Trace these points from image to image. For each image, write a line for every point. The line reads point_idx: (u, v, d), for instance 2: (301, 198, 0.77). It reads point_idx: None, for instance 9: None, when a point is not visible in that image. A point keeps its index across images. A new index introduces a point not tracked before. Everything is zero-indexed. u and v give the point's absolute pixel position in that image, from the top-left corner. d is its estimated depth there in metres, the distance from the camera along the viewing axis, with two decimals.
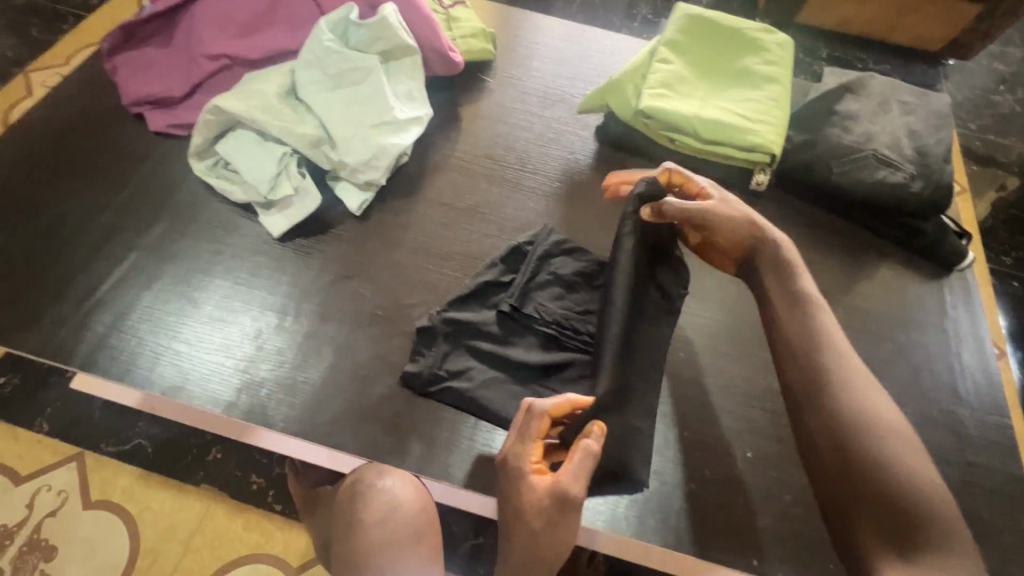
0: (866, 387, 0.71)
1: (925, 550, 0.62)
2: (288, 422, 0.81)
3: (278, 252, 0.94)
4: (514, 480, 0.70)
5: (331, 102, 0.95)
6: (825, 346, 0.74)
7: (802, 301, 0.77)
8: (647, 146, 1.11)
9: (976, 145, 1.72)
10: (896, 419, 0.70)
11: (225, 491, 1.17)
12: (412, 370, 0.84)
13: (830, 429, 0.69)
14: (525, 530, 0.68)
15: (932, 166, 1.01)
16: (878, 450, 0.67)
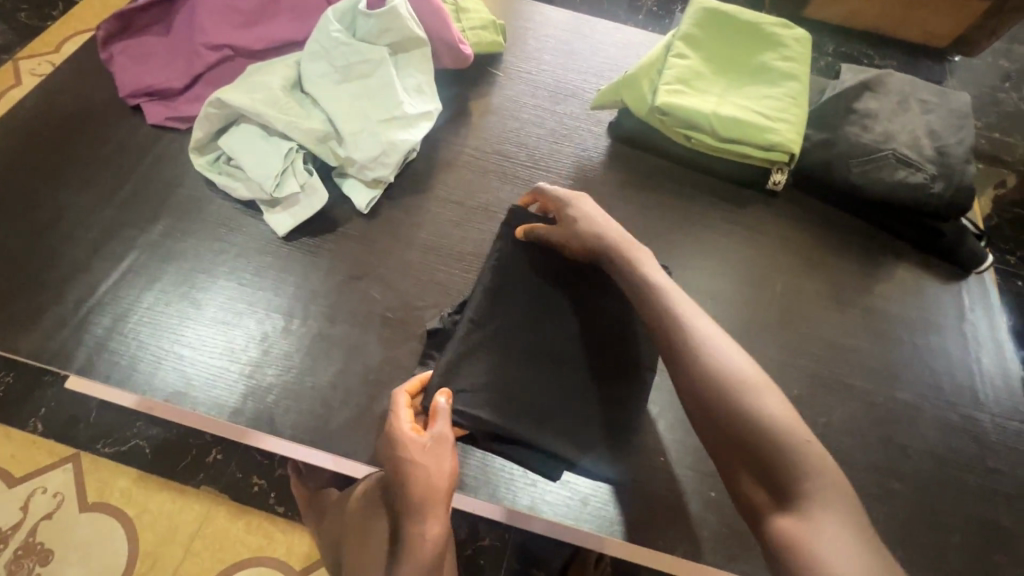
0: (721, 344, 0.64)
1: (813, 500, 0.55)
2: (296, 428, 0.78)
3: (284, 251, 0.91)
4: (389, 444, 0.67)
5: (339, 96, 0.91)
6: (674, 314, 0.67)
7: (643, 277, 0.72)
8: (660, 143, 1.09)
9: (981, 143, 1.71)
10: (751, 366, 0.62)
11: (226, 493, 1.14)
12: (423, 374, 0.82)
13: (694, 403, 0.63)
14: (418, 474, 0.64)
15: (953, 166, 0.99)
16: (742, 407, 0.59)
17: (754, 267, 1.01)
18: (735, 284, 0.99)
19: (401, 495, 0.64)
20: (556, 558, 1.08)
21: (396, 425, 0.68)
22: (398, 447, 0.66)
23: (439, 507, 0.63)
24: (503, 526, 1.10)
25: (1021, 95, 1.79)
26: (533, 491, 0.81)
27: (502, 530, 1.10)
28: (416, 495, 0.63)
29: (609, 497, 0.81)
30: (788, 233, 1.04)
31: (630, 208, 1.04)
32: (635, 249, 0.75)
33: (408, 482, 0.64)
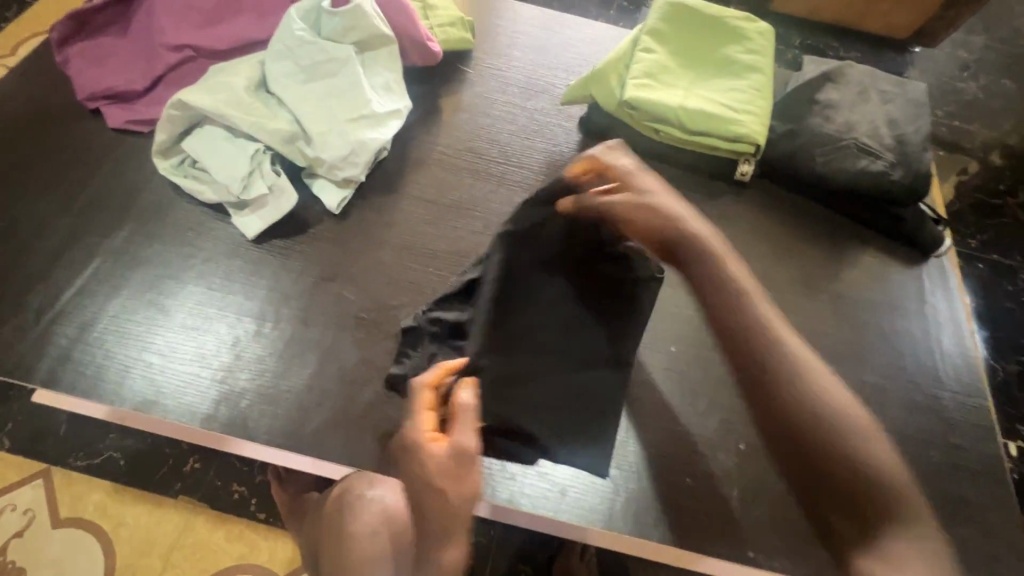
0: (812, 373, 0.69)
1: (896, 522, 0.61)
2: (271, 433, 0.78)
3: (254, 255, 0.89)
4: (408, 453, 0.59)
5: (306, 95, 0.90)
6: (768, 335, 0.70)
7: (734, 291, 0.73)
8: (630, 138, 1.10)
9: (943, 131, 1.77)
10: (853, 408, 0.67)
11: (205, 502, 1.12)
12: (398, 372, 0.82)
13: (790, 425, 0.67)
14: (432, 495, 0.56)
15: (911, 154, 1.02)
16: (832, 439, 0.65)
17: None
18: None
19: (422, 517, 0.57)
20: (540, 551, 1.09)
21: (413, 431, 0.60)
22: (413, 457, 0.59)
23: (457, 533, 0.56)
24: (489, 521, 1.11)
25: (979, 85, 1.85)
26: (512, 485, 0.81)
27: (487, 525, 1.10)
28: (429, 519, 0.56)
29: (588, 487, 0.82)
30: (757, 223, 1.06)
31: None
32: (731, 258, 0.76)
33: (421, 502, 0.56)
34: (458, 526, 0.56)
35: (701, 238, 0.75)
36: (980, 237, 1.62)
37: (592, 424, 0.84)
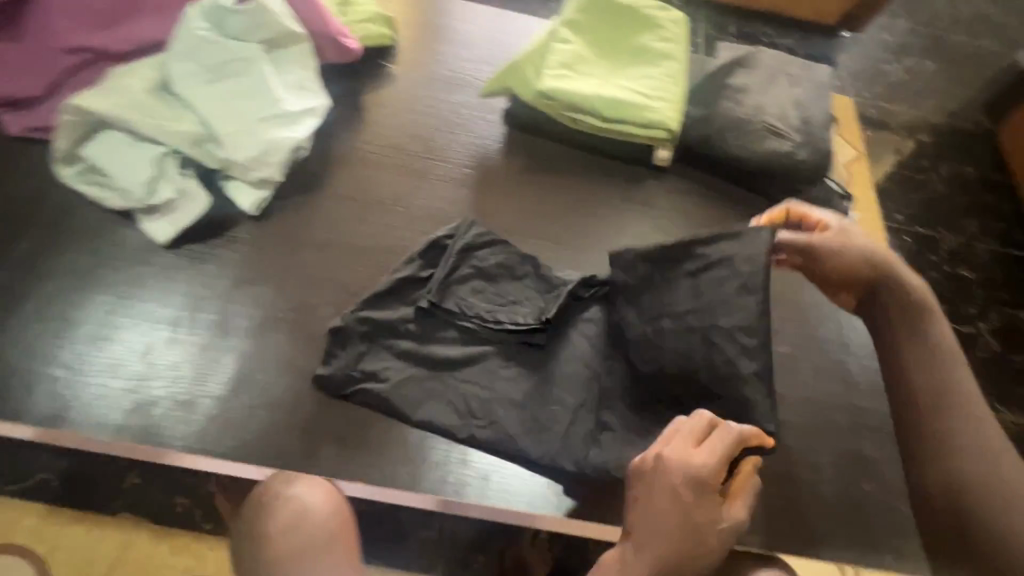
0: (981, 432, 0.72)
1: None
2: (187, 439, 0.76)
3: (165, 261, 0.87)
4: (691, 511, 0.63)
5: (213, 96, 0.89)
6: (934, 395, 0.74)
7: (934, 347, 0.76)
8: (551, 128, 1.12)
9: (871, 111, 1.85)
10: (990, 486, 0.68)
11: (146, 517, 1.10)
12: (324, 373, 0.82)
13: (947, 485, 0.71)
14: (673, 548, 0.62)
15: (814, 135, 1.08)
16: (1010, 500, 0.67)
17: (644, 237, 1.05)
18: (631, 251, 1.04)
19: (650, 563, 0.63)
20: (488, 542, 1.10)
21: (676, 472, 0.63)
22: (653, 505, 0.64)
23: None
24: None
25: (903, 67, 1.95)
26: (433, 474, 0.80)
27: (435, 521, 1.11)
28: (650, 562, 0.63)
29: (516, 473, 0.82)
30: (676, 202, 1.08)
31: (522, 187, 1.07)
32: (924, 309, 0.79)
33: (648, 546, 0.63)
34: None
35: (906, 284, 0.79)
36: (906, 211, 1.69)
37: (523, 414, 0.84)
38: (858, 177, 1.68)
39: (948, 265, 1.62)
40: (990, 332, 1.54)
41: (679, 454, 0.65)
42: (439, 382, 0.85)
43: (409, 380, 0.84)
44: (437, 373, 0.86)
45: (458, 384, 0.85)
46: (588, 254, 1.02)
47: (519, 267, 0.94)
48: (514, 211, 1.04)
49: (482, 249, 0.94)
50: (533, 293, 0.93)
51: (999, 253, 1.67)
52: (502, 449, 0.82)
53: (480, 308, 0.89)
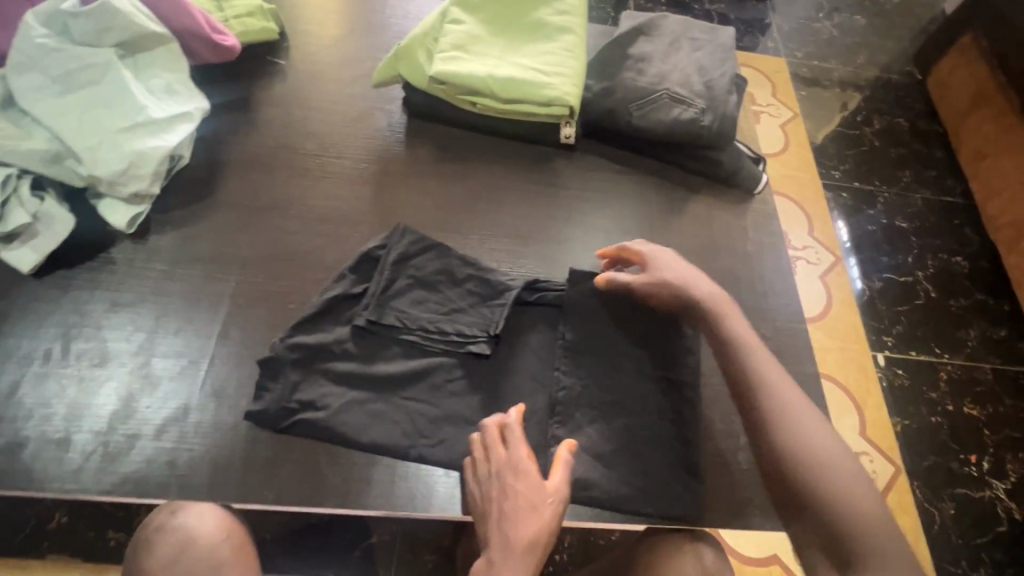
0: (797, 411, 0.71)
1: (870, 545, 0.63)
2: (59, 479, 0.71)
3: (32, 291, 0.82)
4: (502, 486, 0.71)
5: (64, 109, 0.83)
6: (752, 383, 0.74)
7: (742, 340, 0.77)
8: (451, 113, 1.07)
9: (802, 70, 1.85)
10: (808, 449, 0.68)
11: (77, 557, 1.04)
12: (257, 409, 0.76)
13: (772, 467, 0.69)
14: (519, 527, 0.68)
15: (719, 98, 1.06)
16: (822, 469, 0.67)
17: (583, 221, 1.02)
18: (571, 240, 1.00)
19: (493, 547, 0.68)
20: (445, 537, 1.08)
21: (483, 465, 0.73)
22: (490, 501, 0.71)
23: (528, 560, 0.67)
24: (387, 521, 1.09)
25: (833, 24, 1.95)
26: (335, 483, 0.75)
27: (389, 523, 1.09)
28: (512, 549, 0.67)
29: (425, 474, 0.77)
30: (598, 181, 1.07)
31: (436, 181, 1.03)
32: (730, 313, 0.80)
33: (502, 541, 0.67)
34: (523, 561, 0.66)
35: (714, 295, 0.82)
36: (841, 167, 1.70)
37: (472, 426, 0.80)
38: (792, 136, 1.71)
39: (884, 218, 1.63)
40: (927, 279, 1.55)
41: (478, 456, 0.74)
42: (385, 404, 0.80)
43: (351, 405, 0.79)
44: (346, 385, 0.80)
45: (408, 402, 0.80)
46: (534, 251, 0.98)
47: (463, 274, 0.90)
48: (441, 210, 1.00)
49: (417, 257, 0.90)
50: (477, 299, 0.88)
51: (933, 201, 1.68)
52: (408, 450, 0.78)
53: (424, 319, 0.85)
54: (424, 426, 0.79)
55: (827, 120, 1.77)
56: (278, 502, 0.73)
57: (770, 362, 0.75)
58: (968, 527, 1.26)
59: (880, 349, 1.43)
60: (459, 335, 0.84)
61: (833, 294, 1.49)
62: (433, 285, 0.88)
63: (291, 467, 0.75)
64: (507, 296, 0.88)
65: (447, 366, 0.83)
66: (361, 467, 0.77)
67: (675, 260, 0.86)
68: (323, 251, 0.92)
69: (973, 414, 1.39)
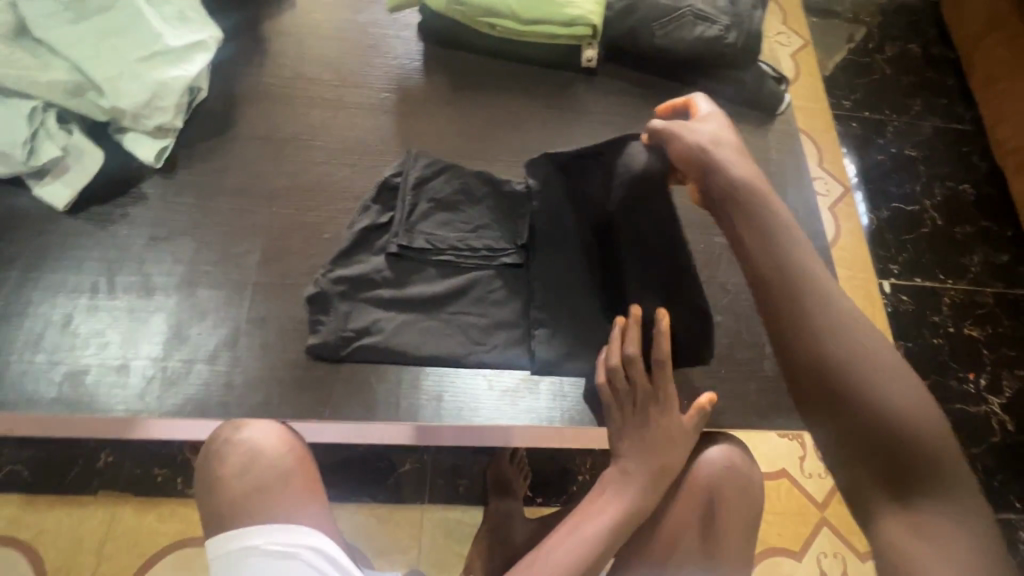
0: (837, 311, 0.58)
1: (931, 477, 0.49)
2: (126, 401, 0.74)
3: (69, 228, 0.82)
4: (636, 419, 0.72)
5: (80, 34, 0.81)
6: (788, 272, 0.60)
7: (776, 229, 0.63)
8: (469, 39, 1.04)
9: None
10: (859, 357, 0.55)
11: (129, 491, 1.04)
12: (318, 342, 0.79)
13: (810, 378, 0.55)
14: (655, 452, 0.71)
15: (743, 14, 1.03)
16: (874, 384, 0.53)
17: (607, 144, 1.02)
18: None
19: (631, 465, 0.71)
20: (474, 463, 1.14)
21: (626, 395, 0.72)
22: (626, 426, 0.72)
23: (655, 487, 0.70)
24: (422, 449, 1.14)
25: None
26: (392, 404, 0.78)
27: (421, 453, 1.14)
28: (656, 465, 0.71)
29: (469, 390, 0.81)
30: (620, 104, 1.05)
31: (459, 109, 1.01)
32: (768, 194, 0.66)
33: (643, 464, 0.70)
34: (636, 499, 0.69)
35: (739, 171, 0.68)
36: (854, 96, 1.67)
37: (512, 342, 0.84)
38: (805, 64, 1.67)
39: (895, 145, 1.63)
40: (935, 207, 1.57)
41: (615, 383, 0.73)
42: (433, 322, 0.83)
43: (402, 326, 0.82)
44: (392, 308, 0.83)
45: (451, 318, 0.83)
46: None
47: (479, 189, 0.90)
48: (467, 136, 0.99)
49: (434, 180, 0.90)
50: (500, 215, 0.90)
51: (944, 128, 1.67)
52: (458, 361, 0.82)
53: (451, 238, 0.87)
54: (465, 345, 0.82)
55: (840, 46, 1.73)
56: (331, 420, 0.77)
57: (811, 255, 0.62)
58: (965, 437, 1.33)
59: (887, 277, 1.47)
60: (489, 249, 0.87)
61: (843, 225, 1.50)
62: (455, 205, 0.89)
63: (342, 389, 0.78)
64: (528, 207, 0.89)
65: (487, 282, 0.86)
66: (408, 386, 0.80)
67: (710, 121, 0.72)
68: (350, 182, 0.92)
69: (974, 334, 1.44)
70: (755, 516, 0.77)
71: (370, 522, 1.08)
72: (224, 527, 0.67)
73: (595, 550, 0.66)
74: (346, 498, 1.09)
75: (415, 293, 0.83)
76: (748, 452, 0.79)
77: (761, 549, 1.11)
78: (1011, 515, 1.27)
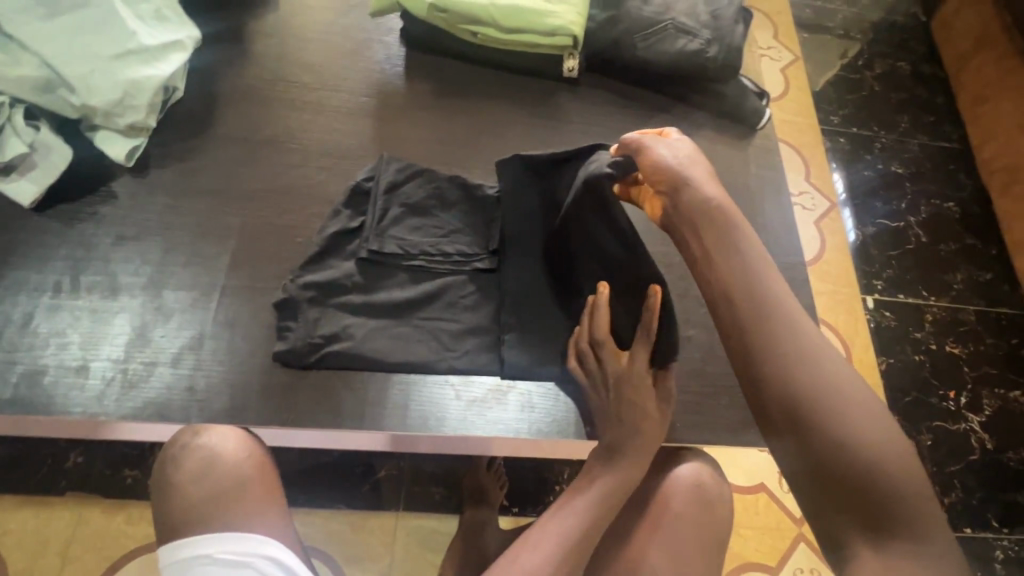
0: (806, 345, 0.58)
1: (899, 513, 0.52)
2: (83, 403, 0.73)
3: (36, 225, 0.81)
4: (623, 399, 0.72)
5: (52, 30, 0.79)
6: (761, 307, 0.60)
7: (745, 258, 0.62)
8: (451, 45, 1.04)
9: (804, 11, 1.80)
10: (832, 395, 0.56)
11: (95, 492, 1.02)
12: (285, 349, 0.78)
13: (783, 416, 0.56)
14: (636, 434, 0.71)
15: (725, 28, 1.04)
16: (846, 422, 0.55)
17: None
18: None
19: (611, 456, 0.71)
20: (452, 471, 1.12)
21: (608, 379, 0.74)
22: (612, 408, 0.73)
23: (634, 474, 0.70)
24: (398, 455, 1.12)
25: None
26: (358, 412, 0.78)
27: (397, 459, 1.12)
28: (635, 455, 0.71)
29: (437, 400, 0.80)
30: (601, 114, 1.05)
31: (439, 114, 1.01)
32: (739, 222, 0.65)
33: (622, 452, 0.70)
34: (597, 506, 0.67)
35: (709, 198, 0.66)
36: (841, 111, 1.68)
37: (481, 351, 0.83)
38: (794, 79, 1.68)
39: (881, 163, 1.64)
40: (919, 225, 1.58)
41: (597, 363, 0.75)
42: (403, 327, 0.82)
43: (372, 331, 0.81)
44: (362, 313, 0.82)
45: (422, 324, 0.83)
46: None
47: (451, 195, 0.90)
48: (447, 143, 0.99)
49: (406, 184, 0.90)
50: (473, 220, 0.89)
51: (930, 146, 1.68)
52: (427, 369, 0.81)
53: (423, 243, 0.86)
54: (434, 354, 0.81)
55: (828, 62, 1.74)
56: (296, 427, 0.76)
57: (781, 286, 0.62)
58: (944, 455, 1.33)
59: (870, 293, 1.47)
60: (462, 254, 0.86)
61: (827, 240, 1.51)
62: (426, 210, 0.89)
63: (309, 396, 0.77)
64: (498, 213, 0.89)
65: (460, 288, 0.85)
66: (376, 393, 0.79)
67: (679, 144, 0.71)
68: (326, 185, 0.91)
69: (955, 353, 1.44)
70: (722, 534, 0.76)
71: (342, 528, 1.07)
72: (177, 534, 0.66)
73: (567, 548, 0.63)
74: (320, 505, 1.07)
75: (385, 298, 0.83)
76: (717, 469, 0.79)
77: (736, 566, 1.10)
78: (988, 534, 1.27)
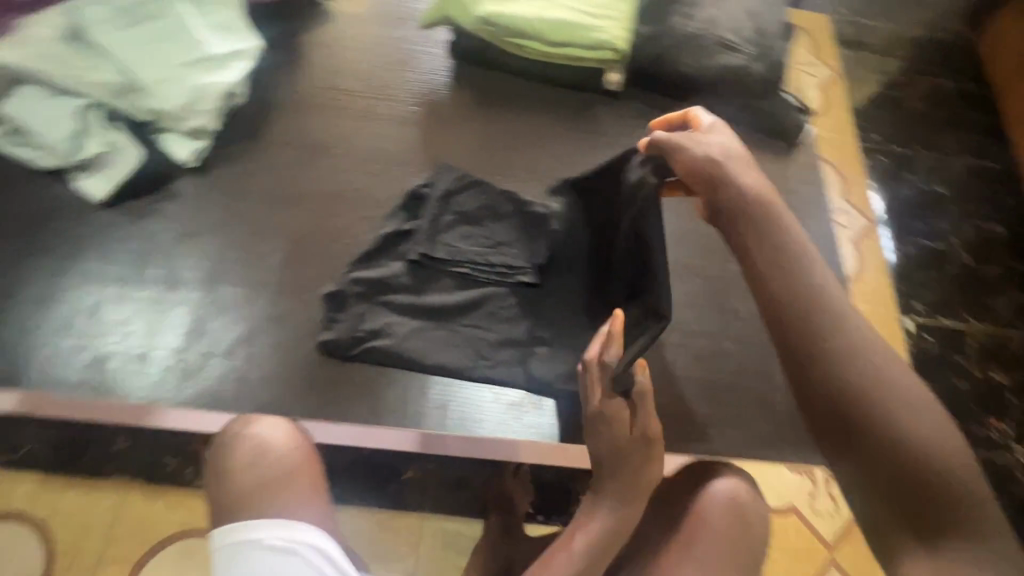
0: (854, 335, 0.52)
1: (961, 518, 0.45)
2: (142, 389, 0.77)
3: (103, 219, 0.86)
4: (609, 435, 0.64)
5: (127, 39, 0.88)
6: (800, 298, 0.53)
7: (784, 244, 0.56)
8: (496, 58, 1.07)
9: (846, 28, 1.79)
10: (883, 389, 0.49)
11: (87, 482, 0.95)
12: (330, 338, 0.81)
13: (826, 410, 0.50)
14: (640, 469, 0.65)
15: (767, 46, 1.05)
16: (898, 416, 0.48)
17: None
18: None
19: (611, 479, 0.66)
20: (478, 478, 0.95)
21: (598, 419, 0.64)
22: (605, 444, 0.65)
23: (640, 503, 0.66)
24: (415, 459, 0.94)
25: None
26: (401, 409, 0.80)
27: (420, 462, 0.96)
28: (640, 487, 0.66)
29: (472, 403, 0.82)
30: (640, 128, 1.07)
31: (482, 124, 1.04)
32: (779, 211, 0.59)
33: (635, 481, 0.66)
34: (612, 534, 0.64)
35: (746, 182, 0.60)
36: (883, 129, 1.66)
37: (518, 358, 0.84)
38: (836, 96, 1.66)
39: (923, 182, 1.60)
40: (964, 246, 1.53)
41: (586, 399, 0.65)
42: (443, 332, 0.84)
43: (414, 333, 0.83)
44: (406, 314, 0.84)
45: (462, 331, 0.84)
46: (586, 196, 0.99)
47: (503, 207, 0.92)
48: (489, 154, 1.01)
49: (462, 193, 0.92)
50: (520, 232, 0.91)
51: (976, 166, 1.63)
52: (465, 374, 0.83)
53: (470, 252, 0.88)
54: (473, 358, 0.83)
55: (869, 79, 1.72)
56: (338, 423, 0.78)
57: (827, 275, 0.55)
58: None
59: (910, 313, 1.43)
60: (507, 265, 0.88)
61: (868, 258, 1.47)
62: (475, 220, 0.91)
63: (354, 391, 0.80)
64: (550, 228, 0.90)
65: (501, 298, 0.87)
66: (417, 393, 0.81)
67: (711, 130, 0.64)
68: (371, 190, 0.95)
69: (1001, 380, 1.39)
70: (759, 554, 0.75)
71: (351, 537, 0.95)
72: (224, 518, 0.69)
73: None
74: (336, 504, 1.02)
75: (430, 304, 0.85)
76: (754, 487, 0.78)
77: None
78: None
